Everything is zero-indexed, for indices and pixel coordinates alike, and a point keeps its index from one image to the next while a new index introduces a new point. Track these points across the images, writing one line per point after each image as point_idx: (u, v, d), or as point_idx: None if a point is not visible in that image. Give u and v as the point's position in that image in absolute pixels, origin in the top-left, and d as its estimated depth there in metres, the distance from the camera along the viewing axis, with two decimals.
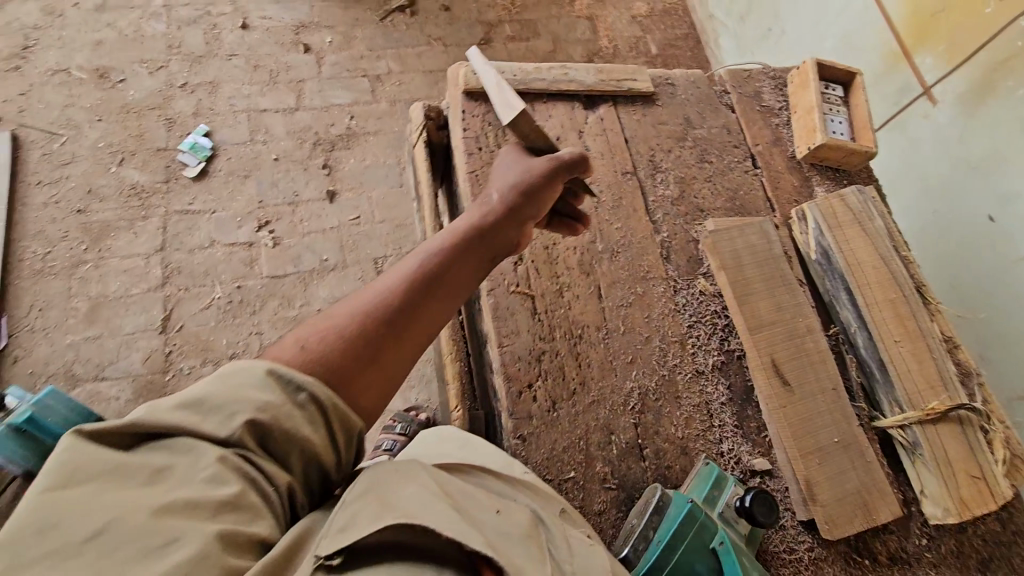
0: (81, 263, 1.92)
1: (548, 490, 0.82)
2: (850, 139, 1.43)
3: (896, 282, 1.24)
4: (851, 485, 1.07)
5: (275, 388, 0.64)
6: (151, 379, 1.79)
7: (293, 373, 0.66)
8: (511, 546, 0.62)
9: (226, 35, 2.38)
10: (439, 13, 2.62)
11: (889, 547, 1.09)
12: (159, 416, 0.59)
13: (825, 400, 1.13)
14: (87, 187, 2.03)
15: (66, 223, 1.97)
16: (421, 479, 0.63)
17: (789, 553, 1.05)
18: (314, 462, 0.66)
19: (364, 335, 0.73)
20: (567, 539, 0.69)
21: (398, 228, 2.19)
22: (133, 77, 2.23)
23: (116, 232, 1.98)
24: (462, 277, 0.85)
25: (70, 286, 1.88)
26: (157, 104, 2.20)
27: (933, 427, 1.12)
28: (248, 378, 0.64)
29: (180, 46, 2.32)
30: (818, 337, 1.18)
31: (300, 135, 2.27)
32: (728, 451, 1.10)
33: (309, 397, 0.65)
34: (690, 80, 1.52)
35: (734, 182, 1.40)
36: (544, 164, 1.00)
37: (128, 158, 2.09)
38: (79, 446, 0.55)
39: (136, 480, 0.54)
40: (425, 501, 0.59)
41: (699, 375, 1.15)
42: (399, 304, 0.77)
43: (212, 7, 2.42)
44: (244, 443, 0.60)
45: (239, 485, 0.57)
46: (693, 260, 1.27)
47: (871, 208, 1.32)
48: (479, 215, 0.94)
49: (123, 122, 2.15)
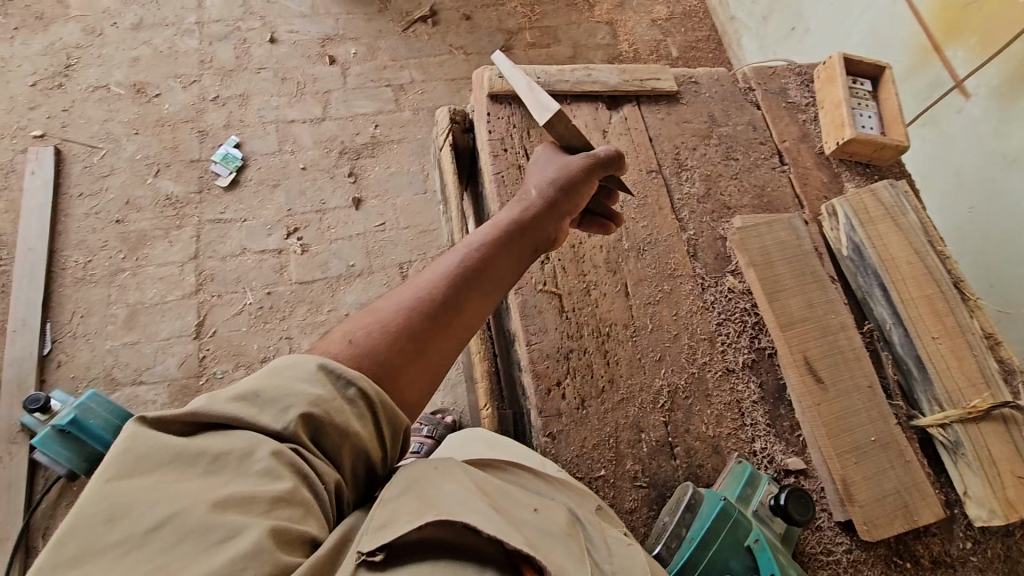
0: (120, 271, 1.99)
1: (582, 487, 0.81)
2: (879, 133, 1.41)
3: (932, 277, 1.21)
4: (891, 486, 1.04)
5: (326, 382, 0.65)
6: (185, 384, 1.84)
7: (343, 367, 0.67)
8: (551, 544, 0.61)
9: (255, 49, 2.46)
10: (460, 23, 2.66)
11: (932, 550, 1.06)
12: (216, 408, 0.60)
13: (862, 398, 1.10)
14: (125, 198, 2.11)
15: (106, 233, 2.05)
16: (457, 477, 0.64)
17: (827, 555, 1.02)
18: (362, 456, 0.67)
19: (409, 329, 0.75)
20: (602, 538, 0.69)
21: (422, 234, 2.22)
22: (168, 92, 2.32)
23: (152, 241, 2.05)
24: (505, 270, 0.87)
25: (109, 293, 1.95)
26: (190, 117, 2.28)
27: (976, 425, 1.08)
28: (301, 372, 0.65)
29: (212, 61, 2.40)
30: (851, 334, 1.16)
31: (326, 144, 2.32)
32: (761, 450, 1.08)
33: (358, 393, 0.66)
34: (714, 78, 1.51)
35: (761, 179, 1.38)
36: (579, 163, 1.02)
37: (163, 170, 2.17)
38: (143, 435, 0.57)
39: (195, 471, 0.56)
40: (462, 500, 0.59)
41: (730, 373, 1.14)
42: (442, 299, 0.79)
43: (242, 23, 2.50)
44: (298, 437, 0.61)
45: (292, 480, 0.58)
46: (721, 258, 1.26)
47: (903, 203, 1.29)
48: (520, 209, 0.95)
49: (159, 135, 2.23)
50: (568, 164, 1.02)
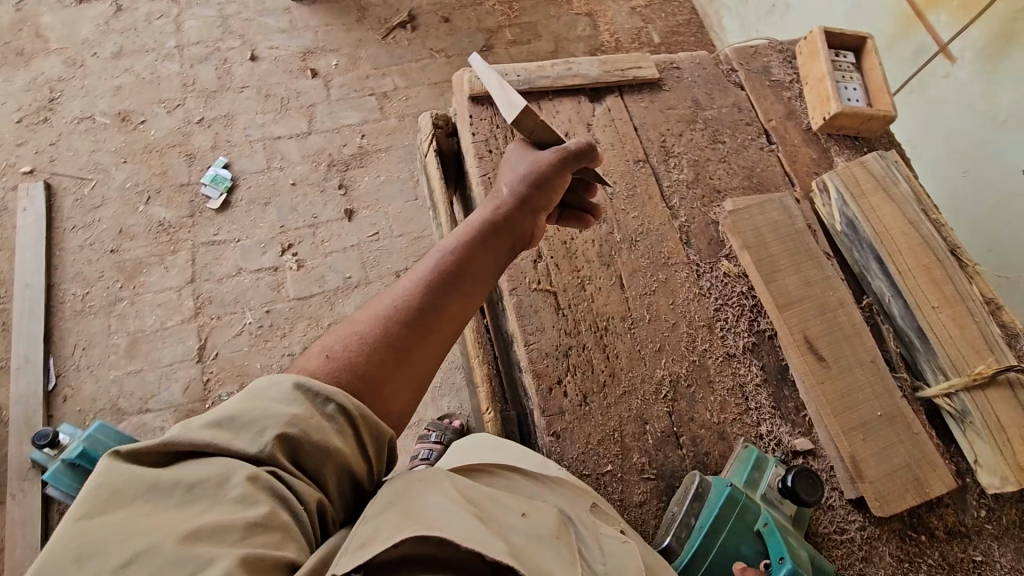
0: (118, 301, 1.99)
1: (579, 487, 0.81)
2: (866, 105, 1.39)
3: (928, 246, 1.20)
4: (900, 460, 1.03)
5: (302, 401, 0.65)
6: (191, 408, 1.84)
7: (320, 385, 0.67)
8: (540, 549, 0.61)
9: (237, 68, 2.45)
10: (439, 26, 2.65)
11: (946, 521, 1.05)
12: (191, 435, 0.60)
13: (865, 373, 1.10)
14: (118, 227, 2.11)
15: (101, 264, 2.05)
16: (442, 486, 0.63)
17: (841, 534, 1.02)
18: (345, 473, 0.66)
19: (387, 338, 0.75)
20: (596, 538, 0.68)
21: (417, 240, 2.21)
22: (153, 118, 2.32)
23: (148, 268, 2.05)
24: (480, 271, 0.87)
25: (109, 323, 1.95)
26: (177, 141, 2.28)
27: (982, 392, 1.08)
28: (277, 393, 0.65)
29: (194, 83, 2.40)
30: (851, 310, 1.15)
31: (314, 157, 2.32)
32: (768, 433, 1.07)
33: (337, 408, 0.66)
34: (695, 62, 1.50)
35: (749, 160, 1.37)
36: (551, 156, 1.00)
37: (154, 196, 2.17)
38: (117, 468, 0.56)
39: (169, 502, 0.55)
40: (446, 510, 0.59)
41: (731, 357, 1.13)
42: (418, 306, 0.79)
43: (222, 43, 2.50)
44: (275, 459, 0.60)
45: (268, 504, 0.57)
46: (714, 243, 1.25)
47: (894, 173, 1.28)
48: (492, 210, 0.95)
49: (147, 162, 2.23)
50: (539, 159, 1.00)
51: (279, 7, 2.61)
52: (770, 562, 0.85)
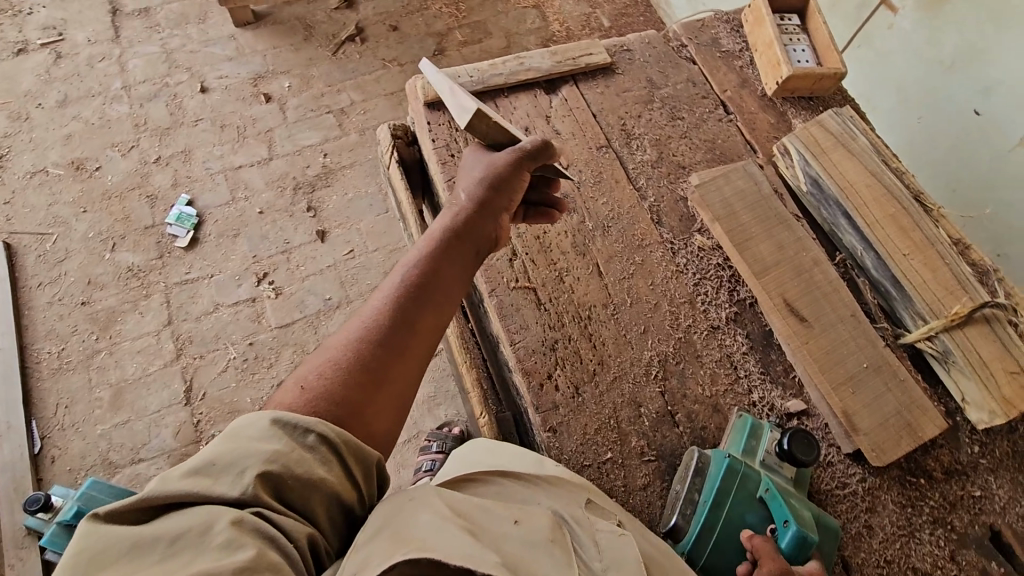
0: (96, 353, 1.94)
1: (576, 482, 0.81)
2: (816, 64, 1.41)
3: (892, 195, 1.22)
4: (891, 408, 1.05)
5: (282, 435, 0.64)
6: (185, 452, 1.81)
7: (297, 416, 0.66)
8: (535, 555, 0.61)
9: (188, 102, 2.41)
10: (389, 35, 2.63)
11: (942, 462, 1.07)
12: (170, 487, 0.59)
13: (847, 329, 1.11)
14: (86, 278, 2.06)
15: (73, 318, 2.00)
16: (433, 504, 0.63)
17: (844, 489, 1.03)
18: (333, 502, 0.66)
19: (362, 360, 0.74)
20: (593, 536, 0.69)
21: (393, 253, 2.20)
22: (108, 162, 2.27)
23: (123, 316, 2.00)
24: (446, 283, 0.86)
25: (90, 377, 1.91)
26: (136, 183, 2.24)
27: (961, 331, 1.10)
28: (255, 431, 0.64)
29: (146, 122, 2.36)
30: (825, 268, 1.16)
31: (279, 183, 2.29)
32: (760, 399, 1.09)
33: (319, 438, 0.66)
34: (645, 42, 1.51)
35: (710, 133, 1.38)
36: (506, 158, 0.98)
37: (119, 242, 2.12)
38: (95, 531, 0.55)
39: (153, 558, 0.53)
40: (436, 529, 0.58)
41: (716, 330, 1.14)
42: (389, 324, 0.78)
43: (169, 78, 2.45)
44: (259, 498, 0.60)
45: (255, 546, 0.55)
46: (685, 219, 1.26)
47: (851, 128, 1.30)
48: (452, 218, 0.94)
49: (108, 208, 2.18)
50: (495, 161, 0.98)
51: (223, 34, 2.56)
52: (776, 526, 0.85)
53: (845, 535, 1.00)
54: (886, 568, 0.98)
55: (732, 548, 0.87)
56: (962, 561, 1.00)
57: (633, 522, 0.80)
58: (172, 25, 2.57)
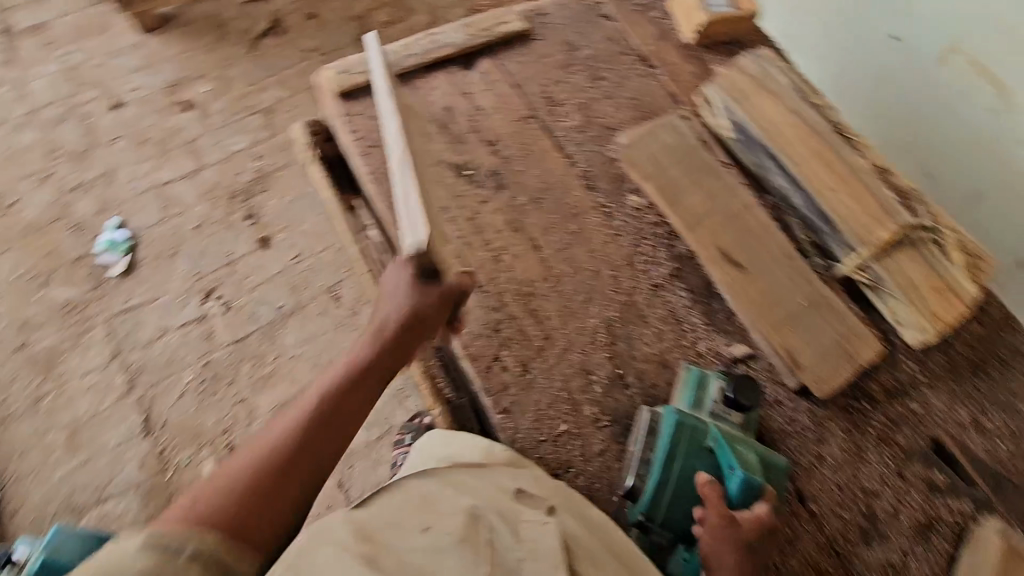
0: (42, 397, 1.87)
1: (504, 471, 0.85)
2: (731, 6, 1.40)
3: (814, 131, 1.24)
4: (829, 340, 1.09)
5: (152, 556, 0.59)
6: (153, 483, 1.77)
7: (173, 538, 0.61)
8: (441, 564, 0.66)
9: (101, 120, 2.28)
10: (307, 24, 2.51)
11: (883, 384, 1.11)
12: None
13: (782, 269, 1.13)
14: (20, 321, 1.96)
15: (12, 363, 1.91)
16: (337, 536, 0.67)
17: (794, 426, 1.07)
18: None
19: (257, 483, 0.68)
20: (510, 524, 0.73)
21: (342, 251, 2.14)
22: (23, 196, 2.14)
23: (65, 354, 1.92)
24: (355, 400, 0.79)
25: (40, 422, 1.84)
26: (58, 214, 2.12)
27: (889, 257, 1.14)
28: (120, 557, 0.59)
29: (59, 148, 2.22)
30: (756, 211, 1.18)
31: (211, 194, 2.19)
32: (707, 349, 1.11)
33: (195, 555, 0.61)
34: (560, 3, 1.47)
35: (634, 90, 1.37)
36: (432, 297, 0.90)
37: (49, 278, 2.02)
38: None
39: None
40: (338, 567, 0.62)
41: (658, 289, 1.15)
42: (291, 446, 0.71)
43: (76, 98, 2.31)
44: None
45: None
46: (618, 181, 1.25)
47: (769, 69, 1.30)
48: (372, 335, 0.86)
49: (31, 245, 2.07)
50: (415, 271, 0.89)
51: (127, 44, 2.41)
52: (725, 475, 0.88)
53: (798, 468, 1.04)
54: (839, 493, 1.03)
55: (687, 500, 0.89)
56: (909, 475, 1.05)
57: (572, 500, 0.85)
58: (70, 39, 2.40)
